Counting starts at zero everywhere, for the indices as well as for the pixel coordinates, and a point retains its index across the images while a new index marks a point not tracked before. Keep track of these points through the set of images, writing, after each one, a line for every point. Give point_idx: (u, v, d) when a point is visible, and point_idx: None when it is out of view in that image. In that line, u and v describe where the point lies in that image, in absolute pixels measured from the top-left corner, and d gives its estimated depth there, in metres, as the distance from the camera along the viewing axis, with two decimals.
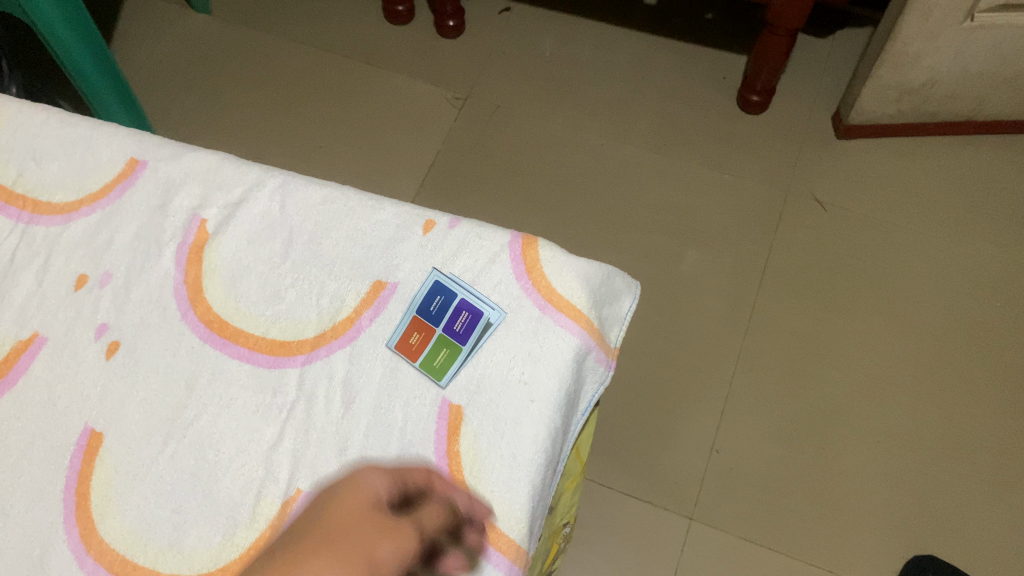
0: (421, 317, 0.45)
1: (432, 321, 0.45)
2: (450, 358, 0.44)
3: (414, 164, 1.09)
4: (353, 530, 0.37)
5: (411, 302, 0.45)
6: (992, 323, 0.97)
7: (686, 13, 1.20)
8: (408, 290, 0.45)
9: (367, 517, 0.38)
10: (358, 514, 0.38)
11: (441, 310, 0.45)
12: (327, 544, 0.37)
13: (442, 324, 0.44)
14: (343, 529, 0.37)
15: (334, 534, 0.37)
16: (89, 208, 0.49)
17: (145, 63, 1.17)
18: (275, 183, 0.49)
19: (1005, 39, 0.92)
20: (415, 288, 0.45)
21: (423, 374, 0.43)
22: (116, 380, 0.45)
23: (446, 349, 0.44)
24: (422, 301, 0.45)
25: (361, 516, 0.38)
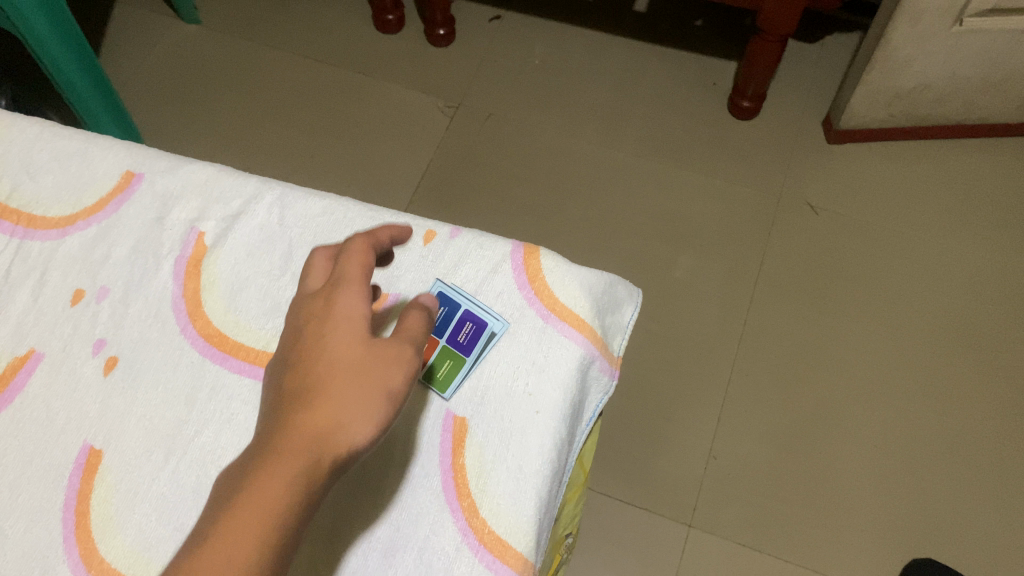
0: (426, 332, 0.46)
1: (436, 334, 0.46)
2: (454, 369, 0.44)
3: (406, 173, 1.09)
4: (356, 357, 0.35)
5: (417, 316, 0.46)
6: (985, 325, 0.97)
7: (676, 20, 1.20)
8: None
9: (362, 340, 0.36)
10: (353, 339, 0.36)
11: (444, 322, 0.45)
12: (330, 374, 0.34)
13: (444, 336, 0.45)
14: (353, 364, 0.35)
15: (335, 364, 0.35)
16: (85, 222, 0.48)
17: (134, 74, 1.16)
18: (273, 195, 0.49)
19: (993, 43, 0.93)
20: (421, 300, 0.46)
21: (426, 385, 0.44)
22: (115, 396, 0.44)
23: (449, 360, 0.44)
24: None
25: (355, 341, 0.36)
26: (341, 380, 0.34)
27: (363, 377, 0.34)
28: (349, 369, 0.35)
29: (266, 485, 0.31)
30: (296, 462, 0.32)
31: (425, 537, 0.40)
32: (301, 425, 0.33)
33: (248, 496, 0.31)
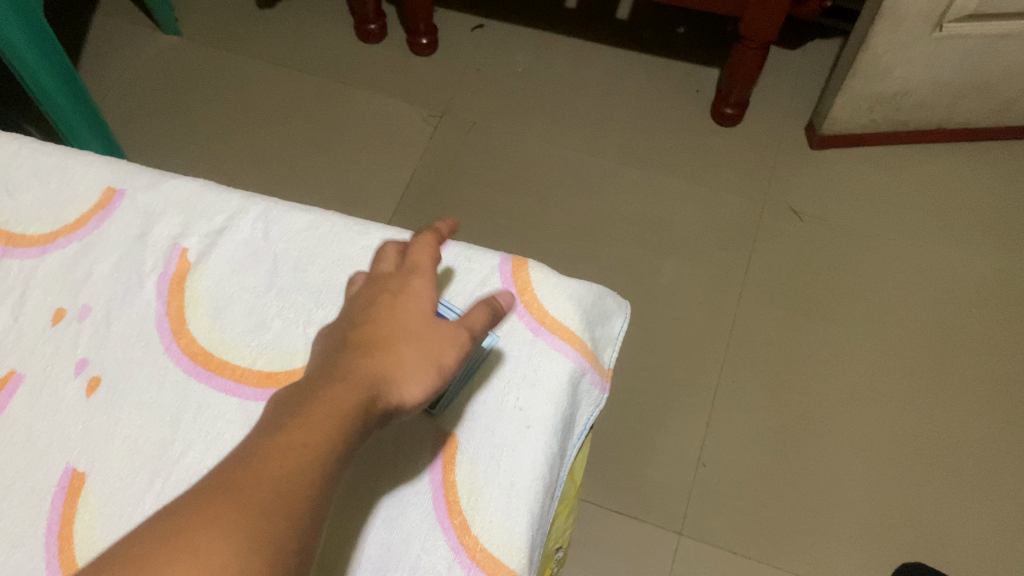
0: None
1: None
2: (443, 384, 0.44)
3: (390, 182, 1.08)
4: (421, 328, 0.37)
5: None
6: (968, 327, 0.98)
7: (657, 28, 1.21)
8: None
9: (427, 316, 0.38)
10: (420, 314, 0.38)
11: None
12: (394, 337, 0.36)
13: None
14: (417, 330, 0.37)
15: (400, 330, 0.37)
16: (66, 240, 0.48)
17: (114, 86, 1.15)
18: (258, 210, 0.49)
19: (973, 48, 0.94)
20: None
21: None
22: (98, 417, 0.43)
23: None
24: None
25: (421, 316, 0.37)
26: (405, 340, 0.36)
27: (423, 346, 0.36)
28: (412, 337, 0.36)
29: (323, 408, 0.32)
30: (352, 397, 0.33)
31: (416, 555, 0.39)
32: (362, 370, 0.34)
33: (305, 413, 0.31)
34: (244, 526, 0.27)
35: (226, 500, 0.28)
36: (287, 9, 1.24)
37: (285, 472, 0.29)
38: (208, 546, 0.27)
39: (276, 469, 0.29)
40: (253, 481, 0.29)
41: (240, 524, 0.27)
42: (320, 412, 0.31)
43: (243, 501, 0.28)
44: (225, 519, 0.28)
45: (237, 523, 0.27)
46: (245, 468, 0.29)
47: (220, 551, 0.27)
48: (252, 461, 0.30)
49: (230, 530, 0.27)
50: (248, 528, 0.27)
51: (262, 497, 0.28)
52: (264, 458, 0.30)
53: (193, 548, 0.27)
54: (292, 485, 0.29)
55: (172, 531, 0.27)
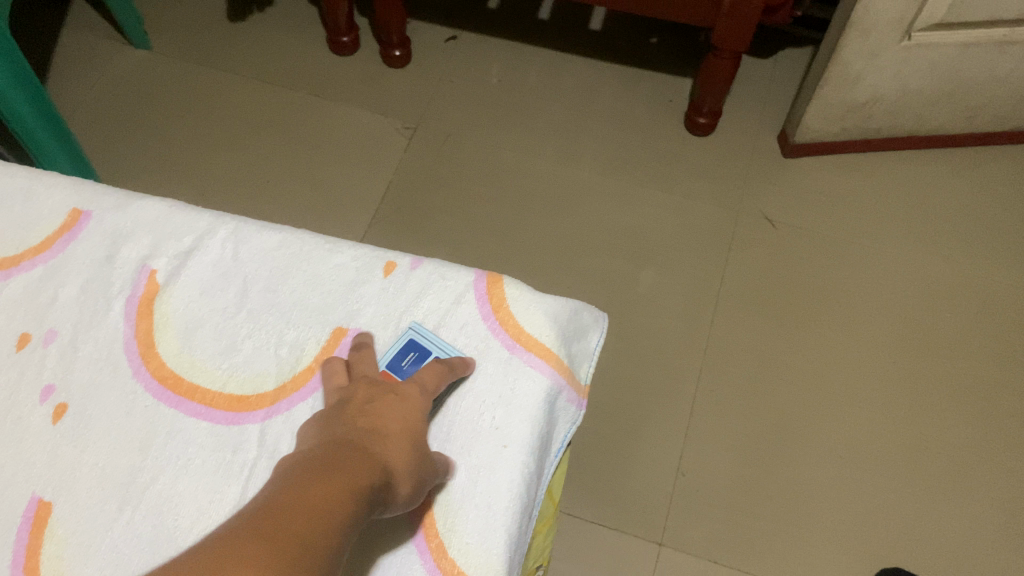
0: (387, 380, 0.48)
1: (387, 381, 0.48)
2: None
3: (365, 195, 1.07)
4: (413, 443, 0.41)
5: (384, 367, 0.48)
6: (942, 332, 0.99)
7: (630, 38, 1.22)
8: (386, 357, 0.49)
9: (417, 432, 0.42)
10: (414, 428, 0.42)
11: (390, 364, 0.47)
12: (393, 441, 0.40)
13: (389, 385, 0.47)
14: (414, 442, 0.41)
15: (397, 435, 0.40)
16: (31, 263, 0.50)
17: (83, 102, 1.14)
18: (226, 230, 0.52)
19: (941, 56, 0.94)
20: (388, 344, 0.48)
21: None
22: (65, 443, 0.45)
23: None
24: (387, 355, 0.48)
25: (413, 431, 0.41)
26: (405, 445, 0.40)
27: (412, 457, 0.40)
28: (406, 447, 0.40)
29: (338, 493, 0.34)
30: (361, 489, 0.36)
31: None
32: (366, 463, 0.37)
33: (323, 494, 0.34)
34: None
35: (254, 563, 0.30)
36: (259, 22, 1.23)
37: (301, 541, 0.31)
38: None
39: (300, 544, 0.31)
40: (279, 549, 0.31)
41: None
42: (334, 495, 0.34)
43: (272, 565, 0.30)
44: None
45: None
46: (268, 531, 0.31)
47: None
48: (275, 531, 0.31)
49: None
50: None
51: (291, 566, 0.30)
52: (288, 528, 0.32)
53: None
54: (314, 564, 0.31)
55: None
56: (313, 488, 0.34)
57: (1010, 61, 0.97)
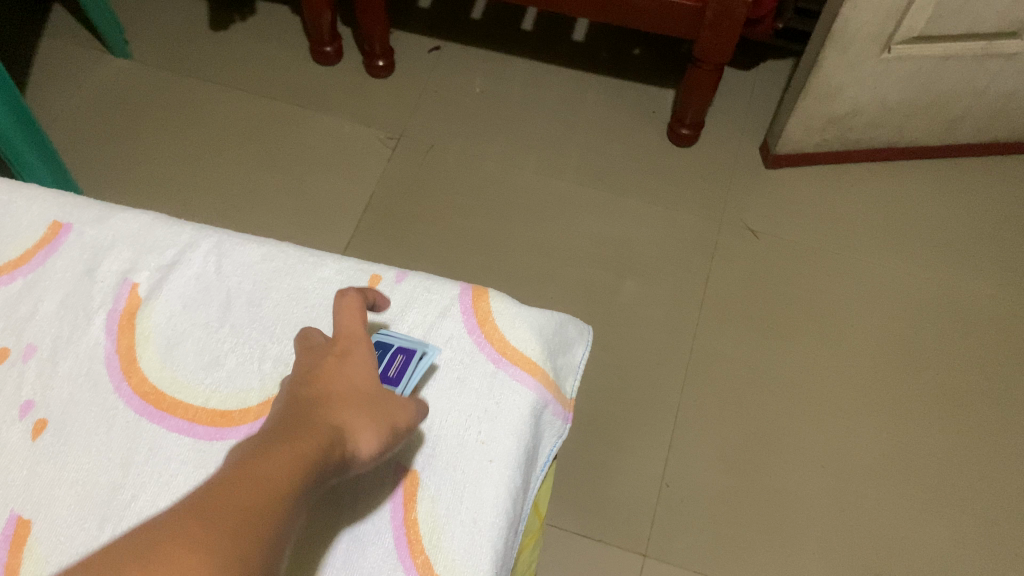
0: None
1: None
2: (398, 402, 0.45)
3: (348, 206, 1.07)
4: (368, 396, 0.39)
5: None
6: (922, 342, 0.99)
7: (613, 50, 1.22)
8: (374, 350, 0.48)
9: (369, 385, 0.40)
10: (366, 380, 0.40)
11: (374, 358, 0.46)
12: (341, 398, 0.38)
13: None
14: (369, 393, 0.39)
15: (344, 392, 0.38)
16: (9, 276, 0.50)
17: (62, 110, 1.13)
18: (209, 243, 0.53)
19: (921, 69, 0.95)
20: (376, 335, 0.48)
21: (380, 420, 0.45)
22: (43, 460, 0.45)
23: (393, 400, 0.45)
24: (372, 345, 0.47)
25: (366, 383, 0.40)
26: (359, 399, 0.38)
27: (366, 410, 0.38)
28: (360, 403, 0.38)
29: (281, 461, 0.33)
30: (311, 455, 0.34)
31: None
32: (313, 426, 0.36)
33: (264, 464, 0.32)
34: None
35: (189, 545, 0.28)
36: (242, 31, 1.22)
37: (240, 517, 0.30)
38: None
39: (237, 521, 0.30)
40: (215, 527, 0.29)
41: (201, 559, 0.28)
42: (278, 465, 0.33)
43: (209, 558, 0.28)
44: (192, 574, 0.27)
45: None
46: (204, 511, 0.30)
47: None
48: (213, 513, 0.30)
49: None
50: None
51: (228, 555, 0.28)
52: (228, 506, 0.30)
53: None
54: (256, 537, 0.30)
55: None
56: (255, 461, 0.32)
57: (988, 73, 0.98)
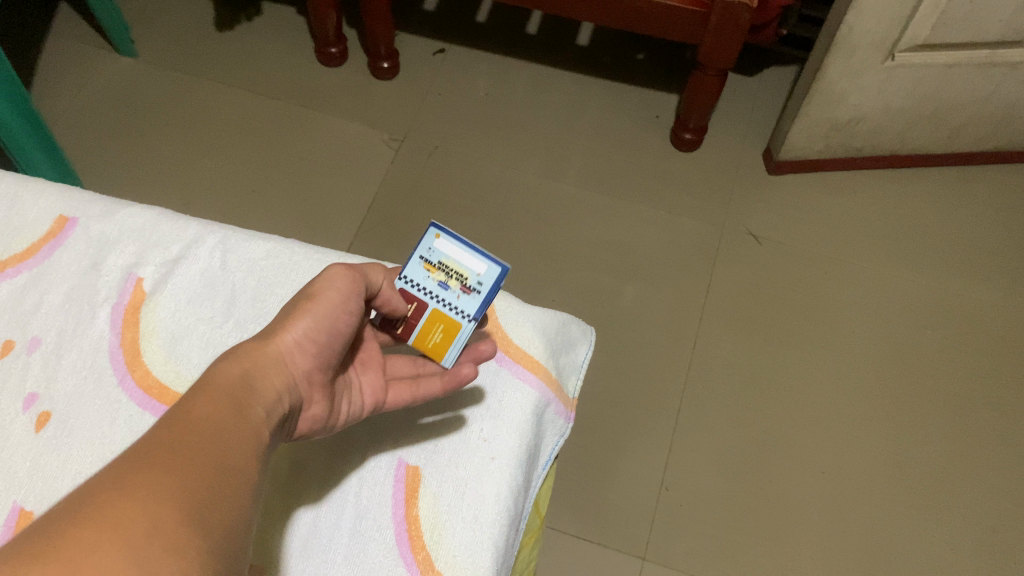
0: (457, 290, 0.50)
1: (449, 291, 0.50)
2: (459, 266, 0.50)
3: (352, 207, 1.07)
4: (294, 310, 0.44)
5: (464, 275, 0.50)
6: (923, 350, 0.99)
7: (617, 54, 1.23)
8: (468, 262, 0.50)
9: (297, 303, 0.44)
10: (292, 302, 0.45)
11: (416, 275, 0.50)
12: (271, 329, 0.43)
13: (433, 298, 0.50)
14: (295, 308, 0.44)
15: (274, 323, 0.43)
16: (15, 269, 0.53)
17: (67, 108, 1.13)
18: (215, 239, 0.55)
19: (924, 77, 0.96)
20: (446, 246, 0.50)
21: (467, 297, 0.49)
22: (46, 451, 0.47)
23: (459, 270, 0.50)
24: (429, 259, 0.50)
25: (291, 303, 0.44)
26: (287, 319, 0.43)
27: (291, 322, 0.43)
28: (286, 322, 0.43)
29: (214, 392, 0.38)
30: (242, 380, 0.39)
31: None
32: (236, 353, 0.41)
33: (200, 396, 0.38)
34: (166, 523, 0.29)
35: (137, 483, 0.30)
36: (247, 31, 1.23)
37: (180, 452, 0.33)
38: (138, 534, 0.28)
39: (175, 454, 0.33)
40: (158, 466, 0.32)
41: (150, 500, 0.30)
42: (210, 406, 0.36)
43: (157, 497, 0.30)
44: (143, 514, 0.29)
45: (156, 521, 0.29)
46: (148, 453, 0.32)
47: (150, 540, 0.29)
48: (154, 453, 0.32)
49: (152, 529, 0.29)
50: (178, 521, 0.30)
51: (173, 491, 0.31)
52: (176, 447, 0.33)
53: (115, 548, 0.28)
54: (200, 463, 0.33)
55: (87, 531, 0.28)
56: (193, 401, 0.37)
57: (991, 82, 0.98)
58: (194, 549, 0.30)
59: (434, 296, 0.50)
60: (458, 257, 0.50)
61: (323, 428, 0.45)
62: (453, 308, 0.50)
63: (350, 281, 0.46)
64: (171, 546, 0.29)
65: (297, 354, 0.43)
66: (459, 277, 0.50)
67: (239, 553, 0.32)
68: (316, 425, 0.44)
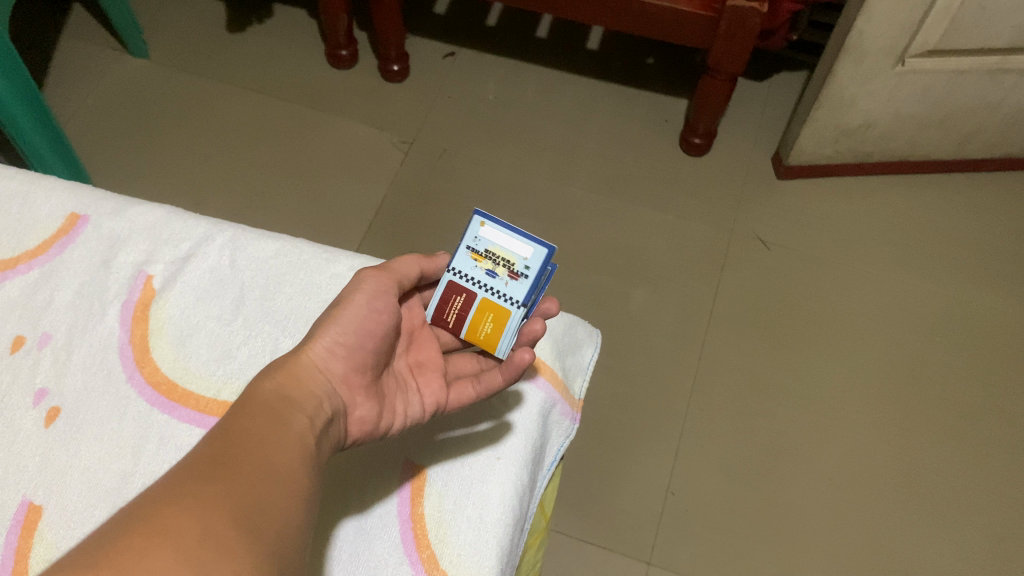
0: (505, 277, 0.51)
1: (497, 279, 0.51)
2: (504, 252, 0.51)
3: (361, 208, 1.07)
4: (324, 321, 0.46)
5: (511, 260, 0.51)
6: (931, 357, 0.99)
7: (627, 58, 1.23)
8: (514, 247, 0.51)
9: (327, 314, 0.47)
10: (324, 314, 0.47)
11: (465, 266, 0.52)
12: (308, 339, 0.45)
13: (481, 287, 0.51)
14: (325, 318, 0.46)
15: (310, 334, 0.46)
16: (27, 265, 0.53)
17: (79, 108, 1.14)
18: (224, 237, 0.56)
19: (934, 83, 0.95)
20: (491, 233, 0.52)
21: (516, 284, 0.51)
22: (55, 447, 0.47)
23: (504, 255, 0.51)
24: (476, 249, 0.52)
25: (324, 314, 0.47)
26: (320, 329, 0.46)
27: (322, 332, 0.45)
28: (318, 331, 0.45)
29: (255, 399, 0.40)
30: (279, 387, 0.41)
31: None
32: (273, 368, 0.43)
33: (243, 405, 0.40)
34: (215, 530, 0.31)
35: (188, 496, 0.32)
36: (259, 33, 1.23)
37: (229, 468, 0.34)
38: (183, 543, 0.30)
39: (222, 469, 0.34)
40: (209, 480, 0.33)
41: (198, 511, 0.32)
42: (252, 419, 0.38)
43: (206, 507, 0.32)
44: (192, 526, 0.31)
45: (205, 528, 0.31)
46: (200, 468, 0.34)
47: (193, 547, 0.30)
48: (205, 468, 0.34)
49: (201, 535, 0.31)
50: (222, 532, 0.31)
51: (220, 504, 0.32)
52: (225, 462, 0.35)
53: (167, 553, 0.30)
54: (245, 477, 0.34)
55: (139, 540, 0.30)
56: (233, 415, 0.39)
57: (1001, 89, 0.98)
58: (245, 552, 0.31)
59: (482, 286, 0.51)
60: (503, 243, 0.51)
61: (376, 431, 0.46)
62: (502, 296, 0.51)
63: (378, 281, 0.48)
64: (219, 549, 0.31)
65: (331, 359, 0.45)
66: (506, 263, 0.51)
67: (292, 553, 0.34)
68: (368, 427, 0.45)
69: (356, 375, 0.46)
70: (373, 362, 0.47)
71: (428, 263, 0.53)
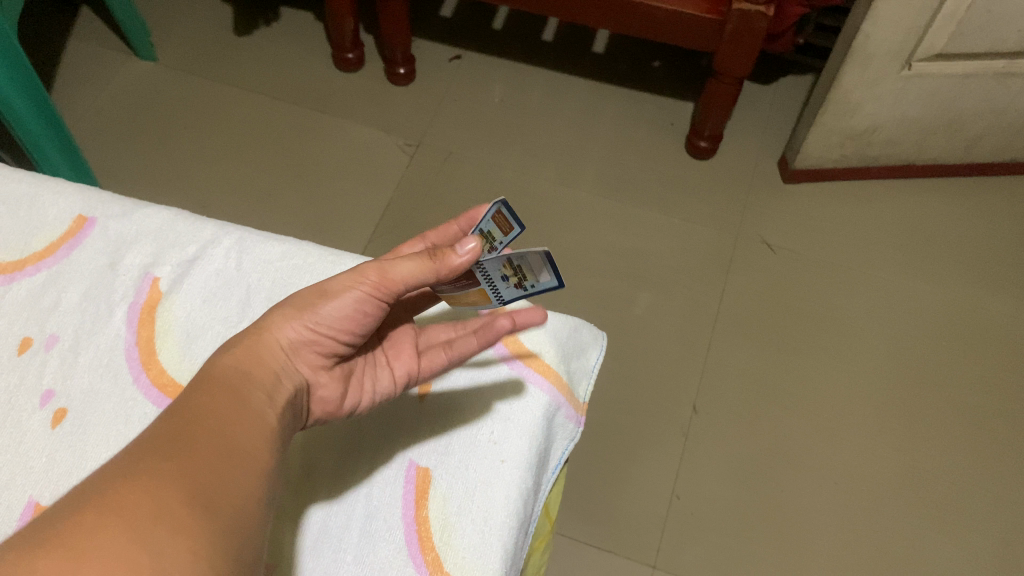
0: (510, 284, 0.47)
1: (504, 281, 0.47)
2: (530, 277, 0.45)
3: (367, 210, 1.08)
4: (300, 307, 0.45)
5: (526, 279, 0.46)
6: (937, 361, 0.99)
7: (633, 61, 1.23)
8: (540, 276, 0.45)
9: (306, 297, 0.45)
10: (302, 294, 0.46)
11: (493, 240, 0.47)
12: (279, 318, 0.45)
13: (486, 279, 0.47)
14: (302, 302, 0.45)
15: (282, 311, 0.45)
16: (35, 267, 0.53)
17: (86, 112, 1.14)
18: (231, 240, 0.56)
19: (941, 87, 0.95)
20: (535, 262, 0.44)
21: (514, 293, 0.47)
22: (62, 448, 0.47)
23: (528, 278, 0.46)
24: (511, 259, 0.44)
25: (301, 295, 0.46)
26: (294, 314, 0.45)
27: (294, 318, 0.44)
28: (290, 317, 0.44)
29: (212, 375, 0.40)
30: (239, 370, 0.41)
31: None
32: (234, 344, 0.43)
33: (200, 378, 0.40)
34: (171, 506, 0.32)
35: (145, 474, 0.33)
36: (265, 36, 1.24)
37: (188, 447, 0.35)
38: (137, 520, 0.31)
39: (178, 446, 0.35)
40: (165, 458, 0.34)
41: (153, 489, 0.32)
42: (215, 398, 0.38)
43: (164, 485, 0.32)
44: (148, 503, 0.31)
45: (160, 507, 0.31)
46: (161, 447, 0.34)
47: (147, 524, 0.31)
48: (165, 447, 0.34)
49: (155, 511, 0.31)
50: (178, 510, 0.32)
51: (175, 482, 0.33)
52: (181, 439, 0.35)
53: (119, 531, 0.30)
54: (203, 456, 0.35)
55: (91, 516, 0.30)
56: (195, 392, 0.39)
57: (1009, 93, 0.98)
58: (199, 529, 0.32)
59: (489, 278, 0.47)
60: (536, 272, 0.45)
61: (341, 411, 0.47)
62: (495, 290, 0.48)
63: (372, 284, 0.45)
64: (174, 528, 0.31)
65: (299, 345, 0.45)
66: (520, 278, 0.46)
67: (250, 532, 0.34)
68: (331, 408, 0.46)
69: (323, 359, 0.46)
70: (343, 347, 0.47)
71: (441, 269, 0.45)
